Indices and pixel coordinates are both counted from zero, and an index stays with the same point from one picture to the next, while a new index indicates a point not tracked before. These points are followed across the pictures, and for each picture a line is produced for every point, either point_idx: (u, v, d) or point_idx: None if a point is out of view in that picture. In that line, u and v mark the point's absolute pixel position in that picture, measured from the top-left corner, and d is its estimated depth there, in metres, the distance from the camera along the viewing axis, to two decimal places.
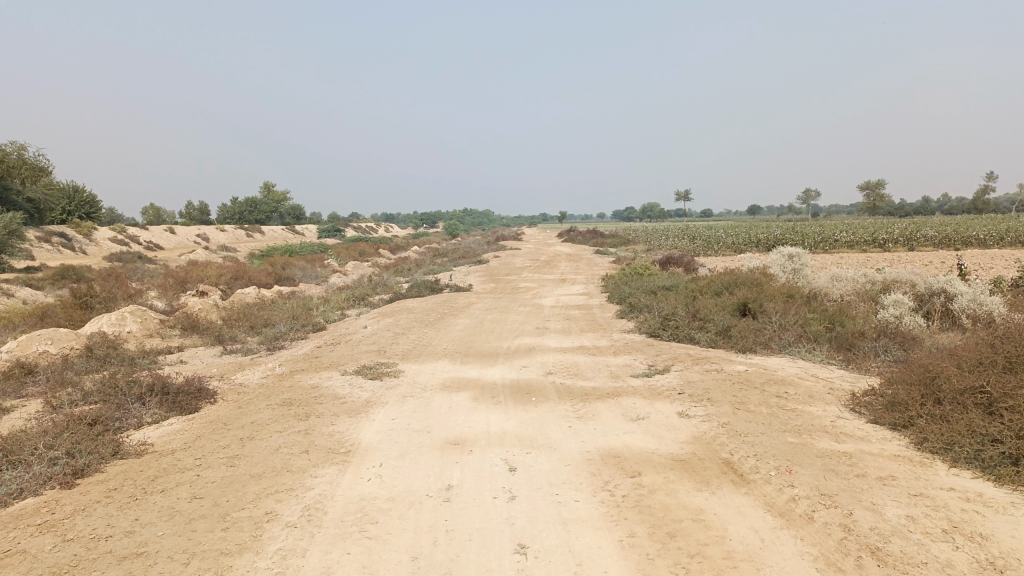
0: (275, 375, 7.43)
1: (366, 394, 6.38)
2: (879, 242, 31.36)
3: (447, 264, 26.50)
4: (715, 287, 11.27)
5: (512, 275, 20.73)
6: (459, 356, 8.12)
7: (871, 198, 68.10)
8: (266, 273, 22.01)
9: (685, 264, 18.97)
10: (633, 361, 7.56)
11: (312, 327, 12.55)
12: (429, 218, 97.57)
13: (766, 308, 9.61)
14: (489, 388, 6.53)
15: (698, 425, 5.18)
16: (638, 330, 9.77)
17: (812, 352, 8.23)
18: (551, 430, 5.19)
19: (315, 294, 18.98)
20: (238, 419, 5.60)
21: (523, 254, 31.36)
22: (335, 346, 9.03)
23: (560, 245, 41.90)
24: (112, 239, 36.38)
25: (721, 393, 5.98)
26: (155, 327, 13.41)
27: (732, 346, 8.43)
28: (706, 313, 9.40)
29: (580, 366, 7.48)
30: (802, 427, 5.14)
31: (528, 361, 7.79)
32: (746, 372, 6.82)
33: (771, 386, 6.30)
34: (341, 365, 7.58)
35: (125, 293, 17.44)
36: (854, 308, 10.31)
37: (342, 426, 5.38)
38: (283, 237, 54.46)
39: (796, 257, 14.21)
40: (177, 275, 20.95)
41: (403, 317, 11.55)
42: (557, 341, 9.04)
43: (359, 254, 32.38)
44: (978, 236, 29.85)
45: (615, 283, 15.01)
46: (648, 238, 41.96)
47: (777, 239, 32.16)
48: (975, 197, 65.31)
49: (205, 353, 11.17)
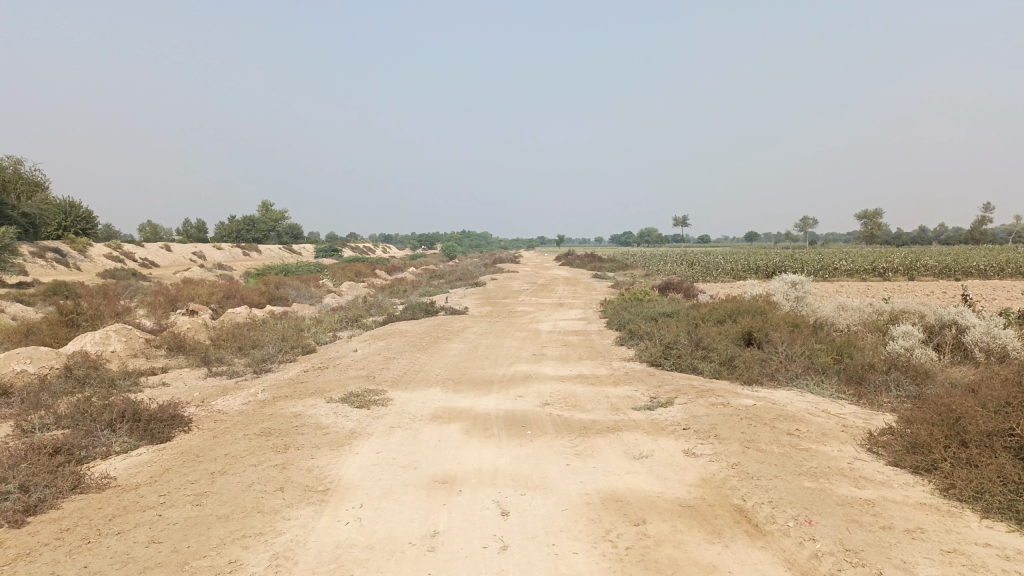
0: (257, 401, 7.04)
1: (351, 424, 6.00)
2: (878, 270, 31.11)
3: (444, 287, 26.14)
4: (717, 315, 10.93)
5: (509, 298, 20.36)
6: (452, 383, 7.74)
7: (868, 227, 68.12)
8: (259, 293, 21.64)
9: (684, 290, 18.65)
10: (634, 392, 7.18)
11: (302, 349, 12.16)
12: (427, 239, 97.36)
13: (772, 338, 9.25)
14: (482, 420, 6.15)
15: (706, 465, 4.81)
16: (639, 358, 9.41)
17: (821, 385, 7.87)
18: (547, 468, 4.81)
19: (308, 314, 18.60)
20: (210, 451, 5.22)
21: (521, 277, 31.02)
22: (322, 370, 8.65)
23: (557, 268, 41.68)
24: (106, 255, 36.00)
25: (729, 430, 5.61)
26: (140, 346, 13.01)
27: (737, 377, 8.06)
28: (710, 342, 9.04)
29: (578, 397, 7.10)
30: (818, 470, 4.77)
31: (524, 390, 7.41)
32: (754, 406, 6.44)
33: (781, 422, 5.93)
34: (327, 392, 7.20)
35: (113, 310, 17.06)
36: (862, 339, 9.97)
37: (323, 460, 4.99)
38: (279, 256, 54.14)
39: (799, 285, 13.90)
40: (168, 293, 20.59)
41: (395, 340, 11.18)
42: (555, 369, 8.66)
43: (355, 274, 32.05)
44: (978, 266, 29.63)
45: (613, 308, 14.69)
46: (646, 263, 41.72)
47: (776, 267, 31.89)
48: (972, 229, 65.30)
49: (189, 375, 10.76)
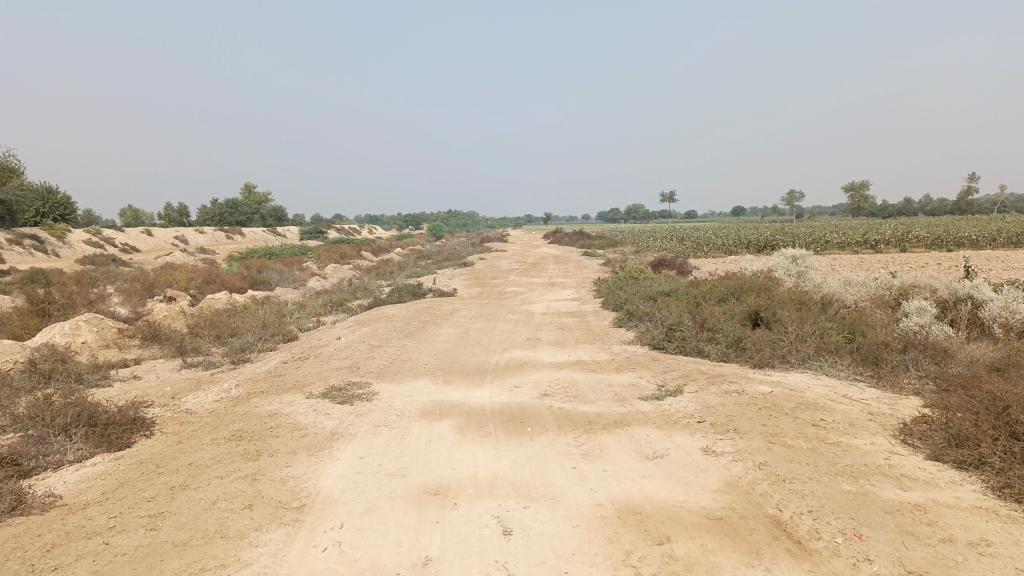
0: (229, 398, 6.46)
1: (332, 424, 5.43)
2: (870, 243, 30.71)
3: (431, 267, 25.58)
4: (719, 293, 10.41)
5: (498, 279, 19.76)
6: (442, 373, 7.17)
7: (855, 200, 67.93)
8: (240, 277, 20.95)
9: (678, 267, 18.16)
10: (639, 380, 6.65)
11: (283, 337, 11.56)
12: (413, 218, 96.34)
13: (780, 317, 8.75)
14: (476, 415, 5.61)
15: (729, 466, 4.29)
16: (639, 341, 8.89)
17: (836, 367, 7.39)
18: (552, 473, 4.28)
19: (291, 299, 17.96)
20: (172, 461, 4.66)
21: (509, 256, 30.41)
22: (303, 361, 8.06)
23: (546, 246, 41.18)
24: (85, 241, 35.07)
25: (750, 423, 5.09)
26: (112, 337, 12.36)
27: (747, 361, 7.55)
28: (715, 322, 8.52)
29: (579, 386, 6.56)
30: (855, 470, 4.26)
31: (520, 380, 6.86)
32: (771, 393, 5.93)
33: (804, 412, 5.42)
34: (306, 386, 6.63)
35: (87, 298, 16.38)
36: (872, 316, 9.49)
37: (299, 468, 4.44)
38: (264, 238, 53.25)
39: (800, 259, 13.40)
40: (146, 280, 19.87)
41: (381, 326, 10.60)
42: (552, 355, 8.12)
43: (340, 257, 31.39)
44: (970, 237, 29.27)
45: (608, 287, 14.16)
46: (635, 240, 41.20)
47: (768, 241, 31.42)
48: (958, 200, 65.16)
49: (164, 367, 10.16)
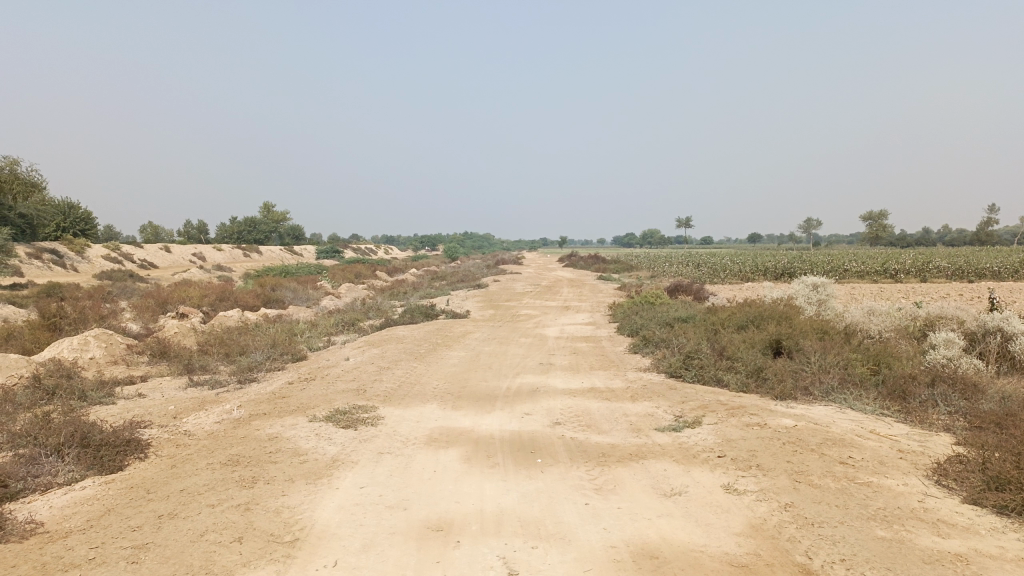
0: (230, 419, 6.25)
1: (334, 450, 5.20)
2: (889, 272, 30.28)
3: (445, 288, 25.41)
4: (738, 320, 10.11)
5: (512, 301, 19.54)
6: (451, 398, 6.93)
7: (874, 228, 67.42)
8: (253, 295, 20.85)
9: (694, 292, 17.85)
10: (656, 410, 6.38)
11: (292, 357, 11.37)
12: (429, 239, 96.50)
13: (802, 346, 8.45)
14: (485, 444, 5.36)
15: (753, 507, 4.01)
16: (656, 368, 8.61)
17: (861, 400, 7.08)
18: (563, 509, 4.02)
19: (303, 318, 17.80)
20: (163, 487, 4.45)
21: (523, 279, 30.19)
22: (309, 381, 7.85)
23: (561, 270, 40.98)
24: (104, 256, 35.25)
25: (774, 460, 4.81)
26: (120, 353, 12.22)
27: (767, 392, 7.26)
28: (735, 351, 8.24)
29: (593, 415, 6.30)
30: (888, 514, 3.97)
31: (531, 407, 6.61)
32: (796, 428, 5.64)
33: (830, 449, 5.13)
34: (310, 409, 6.41)
35: (99, 312, 16.31)
36: (897, 347, 9.16)
37: (296, 498, 4.21)
38: (280, 256, 53.40)
39: (821, 287, 13.09)
40: (159, 296, 19.79)
41: (391, 348, 10.38)
42: (565, 381, 7.85)
43: (355, 276, 31.33)
44: (992, 267, 28.77)
45: (624, 312, 13.89)
46: (651, 265, 40.91)
47: (786, 268, 31.02)
48: (979, 230, 64.43)
49: (170, 385, 9.99)
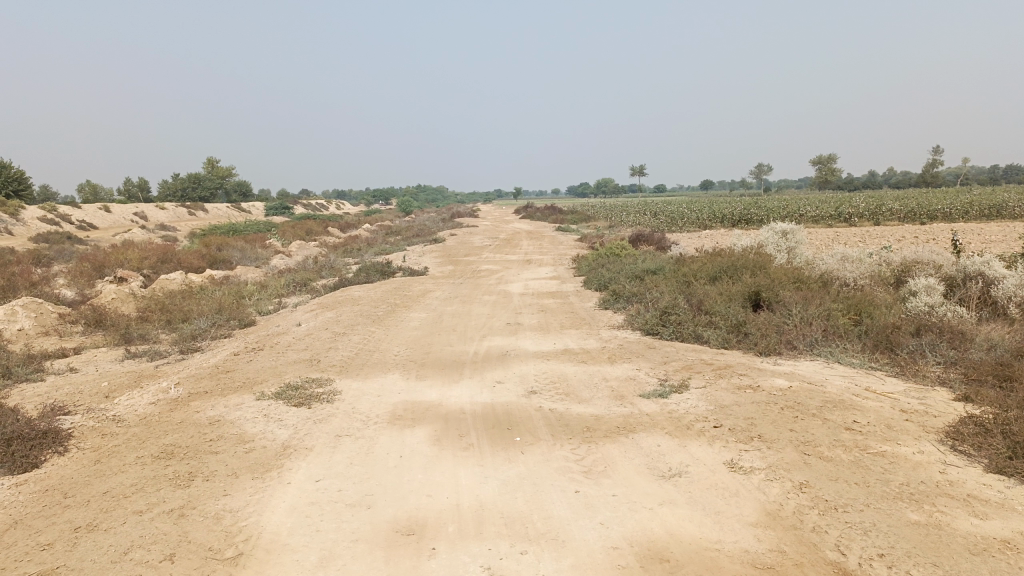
0: (167, 401, 5.57)
1: (285, 434, 4.61)
2: (844, 216, 30.36)
3: (400, 244, 24.58)
4: (711, 270, 9.66)
5: (470, 256, 18.89)
6: (414, 367, 6.34)
7: (823, 173, 68.22)
8: (199, 256, 19.81)
9: (658, 242, 17.45)
10: (638, 373, 5.90)
11: (240, 322, 10.61)
12: (382, 194, 94.65)
13: (782, 297, 8.04)
14: (456, 421, 4.80)
15: (765, 489, 3.55)
16: (630, 326, 8.12)
17: (849, 354, 6.71)
18: (551, 501, 3.51)
19: (252, 279, 16.91)
20: (83, 489, 3.81)
21: (480, 232, 29.48)
22: (257, 352, 7.17)
23: (519, 222, 40.37)
24: (39, 218, 33.36)
25: (776, 429, 4.35)
26: (52, 323, 11.30)
27: (751, 348, 6.84)
28: (714, 305, 7.79)
29: (571, 380, 5.79)
30: (913, 491, 3.54)
31: (502, 374, 6.07)
32: (791, 389, 5.20)
33: (834, 413, 4.70)
34: (258, 385, 5.78)
35: (30, 278, 15.18)
36: (876, 295, 8.83)
37: (241, 498, 3.62)
38: (228, 213, 51.60)
39: (791, 234, 12.73)
40: (97, 259, 18.63)
41: (346, 310, 9.71)
42: (536, 343, 7.32)
43: (307, 233, 30.26)
44: (943, 210, 29.00)
45: (589, 265, 13.39)
46: (608, 214, 40.58)
47: (742, 214, 30.90)
48: (924, 172, 65.43)
49: (105, 358, 9.18)
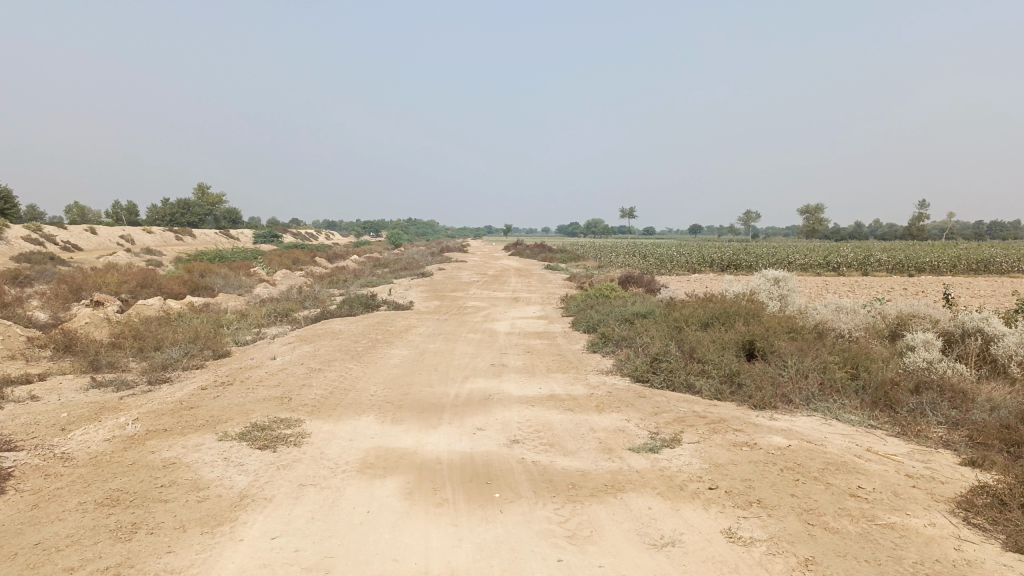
0: (122, 438, 5.18)
1: (244, 482, 4.23)
2: (832, 265, 30.32)
3: (387, 276, 24.28)
4: (703, 316, 9.39)
5: (457, 292, 18.56)
6: (390, 410, 5.97)
7: (811, 221, 68.72)
8: (180, 282, 19.39)
9: (647, 285, 17.21)
10: (627, 424, 5.56)
11: (214, 353, 10.21)
12: (372, 225, 94.55)
13: (777, 348, 7.76)
14: (431, 472, 4.44)
15: (767, 565, 3.21)
16: (619, 371, 7.81)
17: (847, 410, 6.40)
18: (530, 571, 3.15)
19: (233, 307, 16.50)
20: (11, 539, 3.42)
21: (469, 268, 29.22)
22: (226, 386, 6.79)
23: (508, 258, 40.23)
24: (23, 237, 32.84)
25: (776, 494, 4.03)
26: (18, 347, 10.86)
27: (745, 400, 6.54)
28: (706, 352, 7.50)
29: (556, 430, 5.45)
30: (929, 572, 3.21)
31: (483, 420, 5.72)
32: (790, 448, 4.89)
33: (837, 478, 4.38)
34: (222, 423, 5.41)
35: (2, 298, 14.72)
36: (872, 348, 8.57)
37: (187, 557, 3.24)
38: (215, 239, 51.17)
39: (783, 281, 12.53)
40: (74, 281, 18.18)
41: (325, 344, 9.36)
42: (520, 386, 6.99)
43: (293, 263, 29.89)
44: (931, 262, 29.01)
45: (578, 305, 13.13)
46: (597, 254, 40.46)
47: (732, 259, 30.79)
48: (910, 224, 66.01)
49: (69, 385, 8.75)
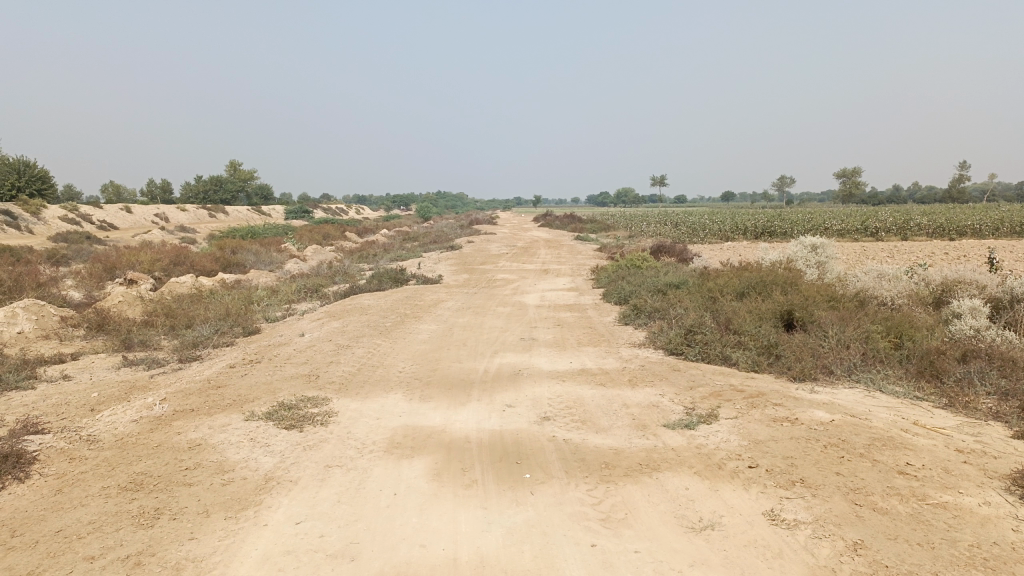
0: (149, 419, 5.14)
1: (269, 463, 4.15)
2: (870, 230, 29.54)
3: (416, 250, 24.24)
4: (737, 285, 9.13)
5: (487, 264, 18.41)
6: (418, 387, 5.86)
7: (847, 186, 67.15)
8: (212, 259, 19.52)
9: (680, 254, 16.89)
10: (661, 399, 5.38)
11: (244, 330, 10.21)
12: (402, 198, 94.59)
13: (816, 317, 7.49)
14: (459, 452, 4.32)
15: (812, 550, 3.04)
16: (652, 344, 7.62)
17: (891, 382, 6.15)
18: (562, 556, 3.02)
19: (264, 284, 16.56)
20: (35, 526, 3.38)
21: (498, 240, 29.04)
22: (254, 365, 6.74)
23: (538, 230, 39.93)
24: (60, 218, 33.38)
25: (820, 473, 3.84)
26: (54, 327, 10.98)
27: (784, 372, 6.32)
28: (743, 323, 7.26)
29: (588, 406, 5.30)
30: (988, 556, 3.01)
31: (513, 396, 5.59)
32: (833, 423, 4.68)
33: (884, 456, 4.17)
34: (248, 403, 5.35)
35: (39, 279, 14.92)
36: (916, 316, 8.25)
37: (209, 544, 3.16)
38: (247, 216, 51.56)
39: (820, 248, 12.18)
40: (109, 260, 18.38)
41: (354, 320, 9.29)
42: (550, 361, 6.84)
43: (324, 238, 29.97)
44: (973, 225, 28.09)
45: (609, 277, 12.91)
46: (628, 224, 39.96)
47: (766, 226, 30.17)
48: (951, 187, 64.16)
49: (102, 365, 8.81)
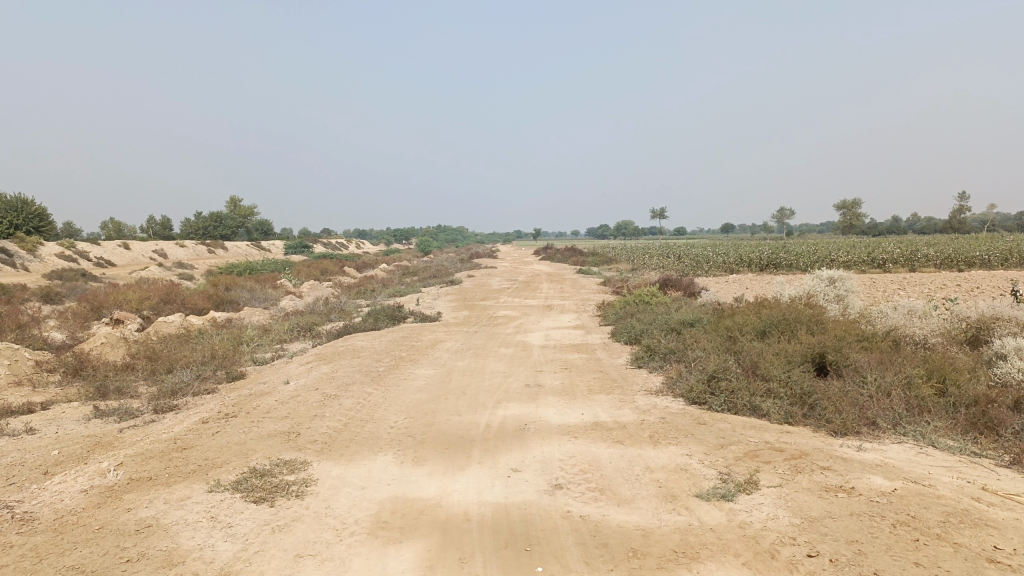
0: (99, 490, 4.44)
1: (228, 553, 3.44)
2: (877, 261, 28.91)
3: (416, 285, 23.63)
4: (758, 324, 8.46)
5: (488, 300, 17.79)
6: (410, 447, 5.17)
7: (847, 218, 66.78)
8: (204, 297, 18.85)
9: (687, 288, 16.25)
10: (690, 462, 4.68)
11: (228, 375, 9.52)
12: (401, 233, 94.24)
13: (851, 362, 6.80)
14: (457, 534, 3.63)
15: None
16: (672, 392, 6.95)
17: (944, 437, 5.43)
18: None
19: (256, 323, 15.88)
20: None
21: (498, 274, 28.36)
22: (229, 419, 6.04)
23: (538, 263, 39.41)
24: (56, 254, 32.80)
25: (896, 565, 3.15)
26: (27, 373, 10.26)
27: (823, 426, 5.63)
28: (771, 368, 6.59)
29: (606, 470, 4.61)
30: None
31: (519, 457, 4.91)
32: (895, 494, 3.99)
33: (965, 536, 3.47)
34: (215, 469, 4.66)
35: (20, 319, 14.23)
36: (955, 358, 7.53)
37: None
38: (246, 251, 51.05)
39: (839, 281, 11.54)
40: (98, 298, 17.73)
41: (345, 364, 8.61)
42: (559, 412, 6.16)
43: (322, 274, 29.38)
44: (982, 256, 27.41)
45: (617, 314, 12.27)
46: (630, 256, 39.40)
47: (770, 258, 29.53)
48: (951, 218, 63.77)
49: (72, 415, 8.10)
